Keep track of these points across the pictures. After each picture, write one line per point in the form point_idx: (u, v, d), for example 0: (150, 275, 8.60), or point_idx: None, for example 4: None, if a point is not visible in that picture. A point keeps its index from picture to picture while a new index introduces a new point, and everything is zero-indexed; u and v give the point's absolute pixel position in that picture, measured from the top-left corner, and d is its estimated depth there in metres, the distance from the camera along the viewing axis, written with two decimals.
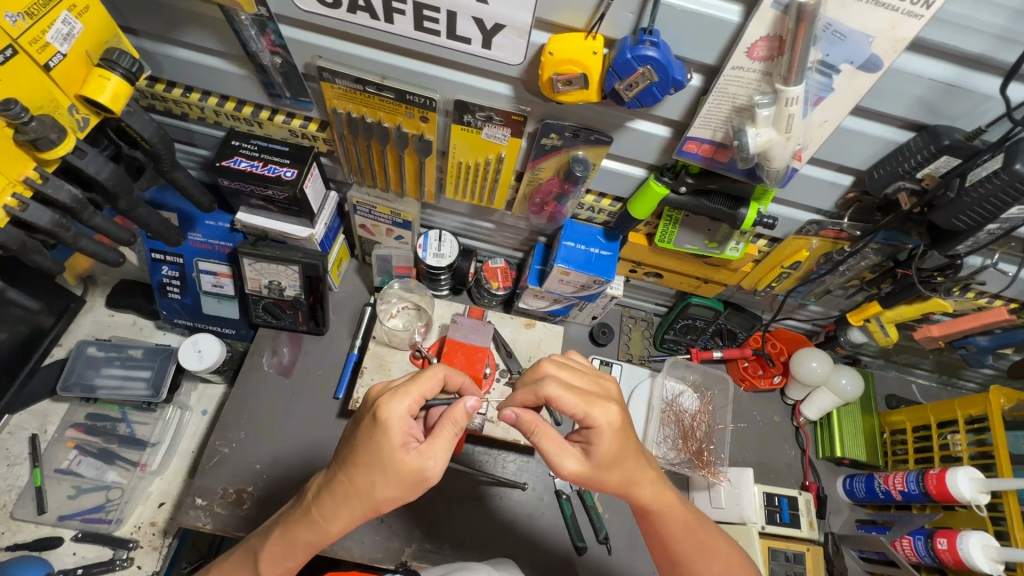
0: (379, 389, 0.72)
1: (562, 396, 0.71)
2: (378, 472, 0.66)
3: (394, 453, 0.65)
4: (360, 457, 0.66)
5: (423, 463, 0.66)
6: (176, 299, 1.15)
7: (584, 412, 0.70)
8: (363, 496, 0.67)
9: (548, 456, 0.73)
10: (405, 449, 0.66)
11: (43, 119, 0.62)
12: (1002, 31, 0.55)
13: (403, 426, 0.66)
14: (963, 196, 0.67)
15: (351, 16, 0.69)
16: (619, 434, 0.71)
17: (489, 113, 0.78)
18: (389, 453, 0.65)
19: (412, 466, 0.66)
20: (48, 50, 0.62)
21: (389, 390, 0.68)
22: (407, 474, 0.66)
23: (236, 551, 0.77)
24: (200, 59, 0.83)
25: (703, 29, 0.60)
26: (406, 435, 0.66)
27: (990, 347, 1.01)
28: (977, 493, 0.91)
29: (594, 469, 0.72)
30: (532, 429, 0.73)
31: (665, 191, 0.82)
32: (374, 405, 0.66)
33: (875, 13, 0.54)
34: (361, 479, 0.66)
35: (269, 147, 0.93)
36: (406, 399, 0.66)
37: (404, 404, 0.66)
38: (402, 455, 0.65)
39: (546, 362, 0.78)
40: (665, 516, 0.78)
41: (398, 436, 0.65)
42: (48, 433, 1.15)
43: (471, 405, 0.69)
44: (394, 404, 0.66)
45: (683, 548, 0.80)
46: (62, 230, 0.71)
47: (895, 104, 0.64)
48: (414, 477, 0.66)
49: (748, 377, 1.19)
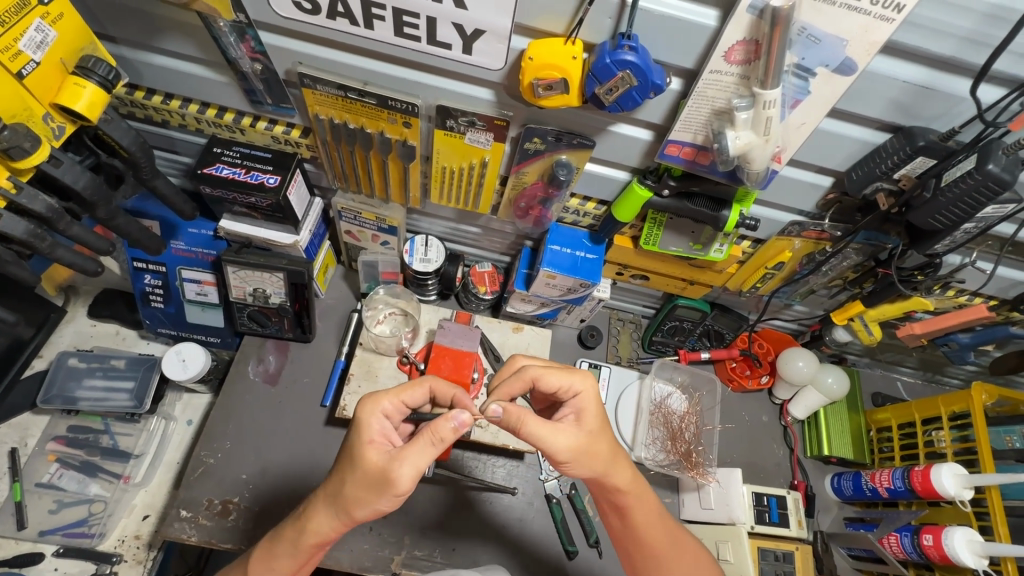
0: (370, 395, 0.76)
1: (546, 374, 0.77)
2: (351, 470, 0.66)
3: (364, 451, 0.66)
4: (342, 457, 0.69)
5: (394, 468, 0.64)
6: (160, 308, 1.13)
7: (567, 383, 0.77)
8: (340, 500, 0.67)
9: (540, 435, 0.71)
10: (376, 449, 0.66)
11: (16, 128, 0.61)
12: (974, 35, 0.56)
13: (376, 425, 0.68)
14: (939, 196, 0.68)
15: (331, 22, 0.69)
16: (600, 407, 0.76)
17: (472, 118, 0.78)
18: (359, 450, 0.66)
19: (380, 467, 0.64)
20: (20, 58, 0.61)
21: (375, 395, 0.72)
22: (373, 474, 0.65)
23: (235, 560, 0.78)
24: (180, 66, 0.82)
25: (681, 33, 0.61)
26: (380, 434, 0.67)
27: (971, 344, 1.02)
28: (961, 489, 0.92)
29: (581, 444, 0.72)
30: (520, 420, 0.69)
31: (648, 194, 0.82)
32: (356, 407, 0.70)
33: (849, 18, 0.55)
34: (337, 477, 0.68)
35: (251, 154, 0.92)
36: (383, 400, 0.69)
37: (380, 404, 0.69)
38: (368, 452, 0.65)
39: (519, 357, 0.86)
40: (644, 501, 0.78)
41: (371, 434, 0.67)
42: (28, 447, 1.13)
43: (459, 422, 0.64)
44: (369, 404, 0.69)
45: (656, 536, 0.79)
46: (38, 240, 0.70)
47: (871, 106, 0.65)
48: (383, 480, 0.64)
49: (735, 378, 1.20)
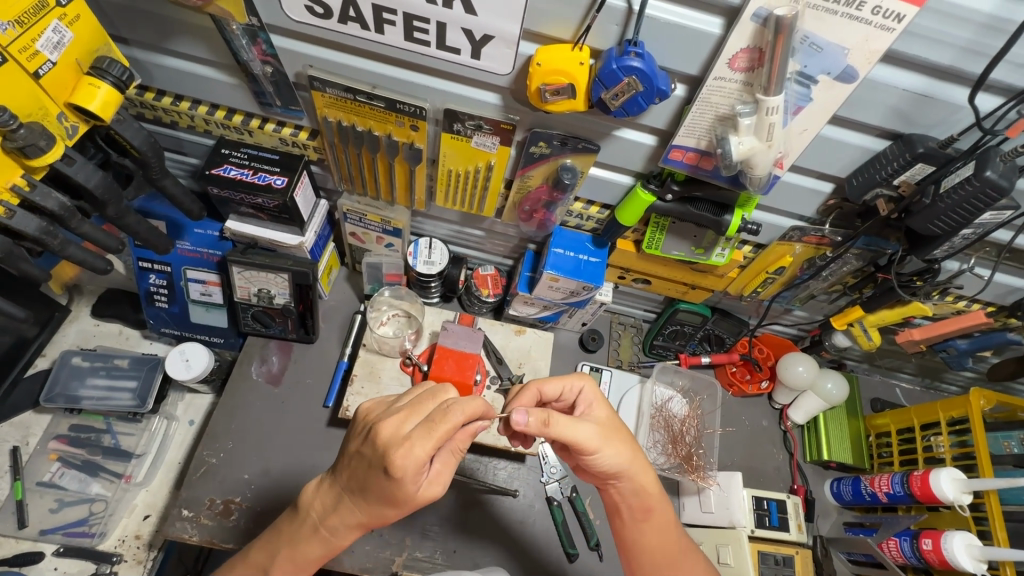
0: (389, 431, 0.65)
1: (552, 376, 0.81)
2: (393, 505, 0.67)
3: (411, 494, 0.66)
4: (374, 493, 0.67)
5: (433, 489, 0.68)
6: (164, 308, 1.14)
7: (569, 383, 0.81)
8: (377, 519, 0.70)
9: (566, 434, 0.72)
10: (417, 485, 0.66)
11: (32, 126, 0.62)
12: (970, 44, 0.57)
13: (417, 476, 0.64)
14: (937, 202, 0.70)
15: (342, 26, 0.70)
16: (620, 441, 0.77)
17: (478, 122, 0.79)
18: (405, 497, 0.66)
19: (420, 497, 0.67)
20: (38, 58, 0.62)
21: (401, 436, 0.65)
22: (421, 503, 0.68)
23: (240, 563, 0.77)
24: (191, 68, 0.83)
25: (686, 41, 0.62)
26: (419, 471, 0.64)
27: (969, 350, 1.03)
28: (960, 493, 0.93)
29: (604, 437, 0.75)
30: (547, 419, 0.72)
31: (651, 199, 0.84)
32: (387, 452, 0.64)
33: (850, 27, 0.56)
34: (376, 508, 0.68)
35: (259, 155, 0.93)
36: (421, 453, 0.63)
37: (420, 456, 0.63)
38: (415, 494, 0.66)
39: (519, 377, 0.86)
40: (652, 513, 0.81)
41: (412, 484, 0.64)
42: (30, 446, 1.14)
43: (478, 428, 0.71)
44: (408, 461, 0.63)
45: (669, 543, 0.81)
46: (49, 237, 0.71)
47: (872, 113, 0.66)
48: (427, 502, 0.68)
49: (736, 382, 1.21)
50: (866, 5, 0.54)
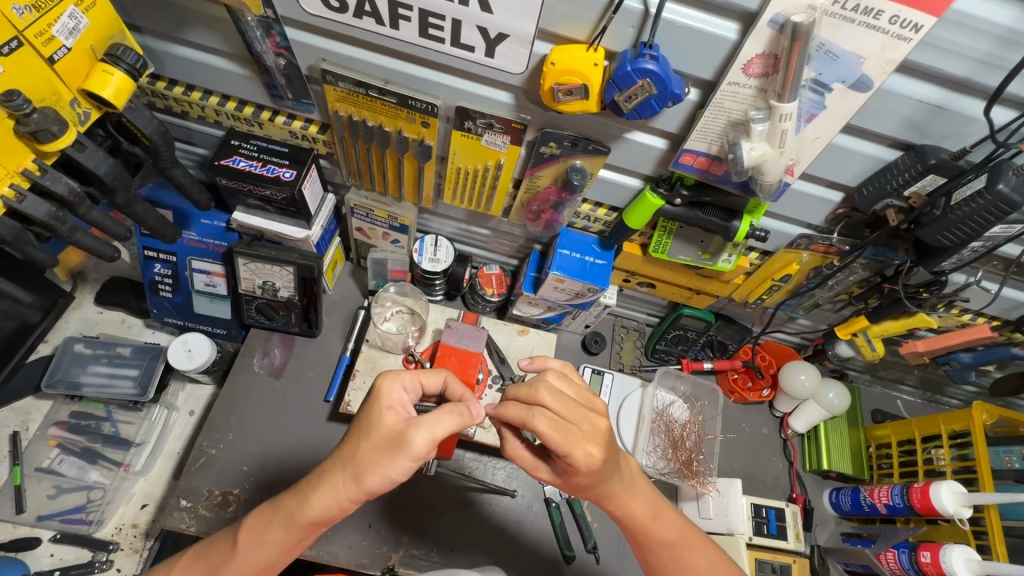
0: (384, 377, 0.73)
1: (548, 437, 0.64)
2: (365, 437, 0.64)
3: (383, 415, 0.64)
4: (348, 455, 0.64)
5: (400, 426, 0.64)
6: (168, 298, 1.14)
7: (566, 452, 0.65)
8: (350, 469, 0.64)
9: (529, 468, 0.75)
10: (394, 414, 0.65)
11: (45, 111, 0.63)
12: (987, 58, 0.57)
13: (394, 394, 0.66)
14: (948, 214, 0.70)
15: (356, 20, 0.70)
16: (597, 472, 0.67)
17: (490, 120, 0.79)
18: (366, 434, 0.64)
19: (398, 430, 0.63)
20: (53, 43, 0.62)
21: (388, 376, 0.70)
22: (390, 437, 0.63)
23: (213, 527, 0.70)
24: (205, 58, 0.83)
25: (703, 46, 0.62)
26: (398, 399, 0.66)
27: (972, 363, 1.03)
28: (959, 507, 0.92)
29: (581, 445, 0.65)
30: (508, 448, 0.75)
31: (660, 202, 0.84)
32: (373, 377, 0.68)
33: (868, 35, 0.56)
34: (350, 445, 0.65)
35: (268, 148, 0.94)
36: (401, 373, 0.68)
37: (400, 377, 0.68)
38: (388, 418, 0.64)
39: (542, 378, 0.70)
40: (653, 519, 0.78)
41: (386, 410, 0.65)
42: (30, 431, 1.13)
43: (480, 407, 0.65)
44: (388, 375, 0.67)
45: (668, 531, 0.78)
46: (58, 223, 0.71)
47: (884, 123, 0.66)
48: (398, 437, 0.63)
49: (737, 389, 1.20)
50: (884, 15, 0.54)
